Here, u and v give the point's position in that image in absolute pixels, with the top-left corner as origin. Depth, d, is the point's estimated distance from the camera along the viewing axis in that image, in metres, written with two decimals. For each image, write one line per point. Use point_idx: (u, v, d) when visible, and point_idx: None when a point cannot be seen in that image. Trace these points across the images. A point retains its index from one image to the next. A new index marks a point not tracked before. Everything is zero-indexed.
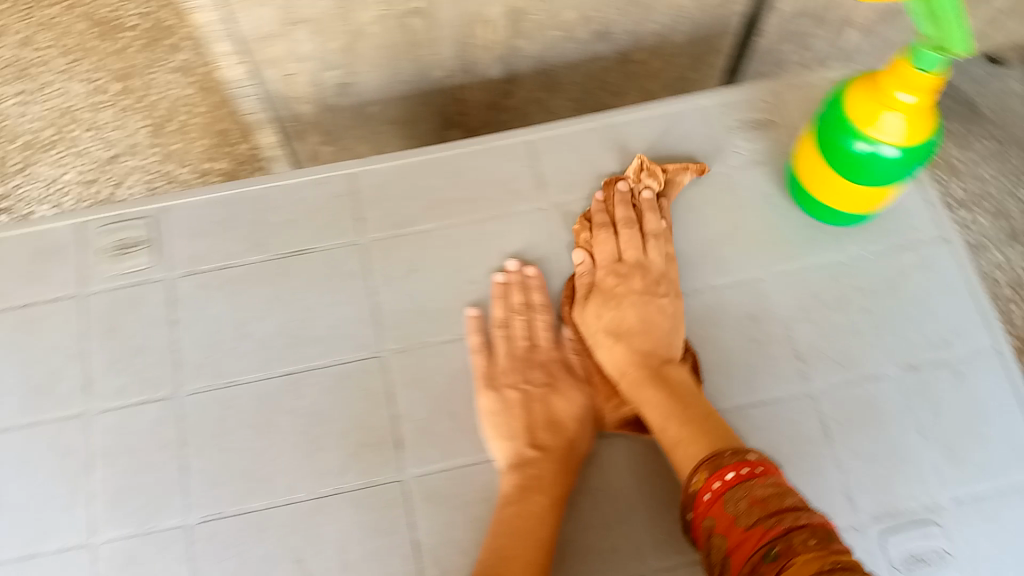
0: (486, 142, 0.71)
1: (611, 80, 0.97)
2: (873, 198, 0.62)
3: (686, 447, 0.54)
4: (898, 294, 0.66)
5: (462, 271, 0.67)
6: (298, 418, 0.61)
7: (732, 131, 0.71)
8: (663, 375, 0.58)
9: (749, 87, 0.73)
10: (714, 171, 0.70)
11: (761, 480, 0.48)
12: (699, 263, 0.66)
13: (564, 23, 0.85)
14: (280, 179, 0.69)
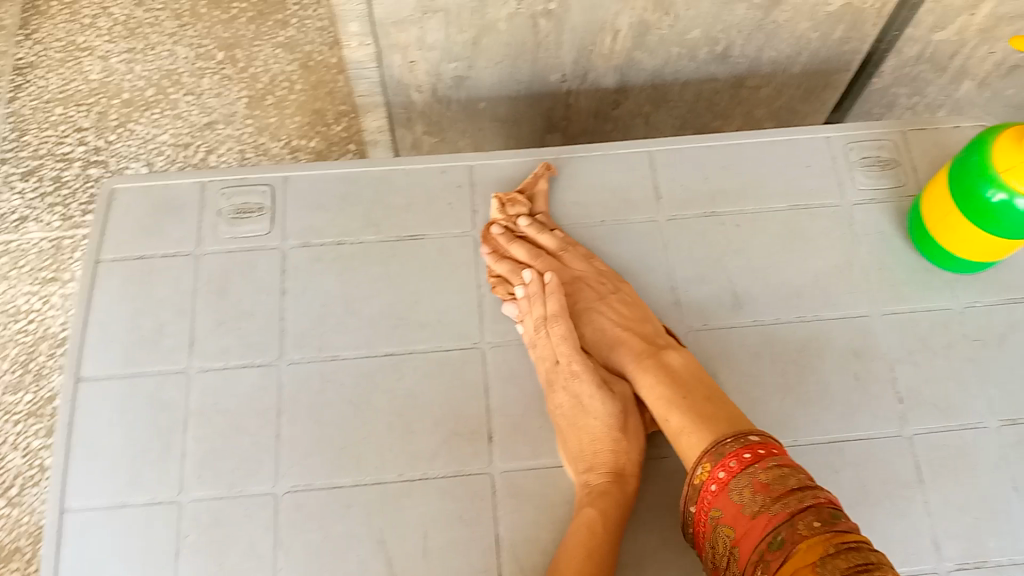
0: (604, 150, 0.71)
1: (720, 102, 0.96)
2: (998, 251, 0.60)
3: (690, 434, 0.53)
4: (1006, 345, 0.64)
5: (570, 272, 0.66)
6: (394, 399, 0.61)
7: (854, 167, 0.70)
8: (658, 369, 0.58)
9: (877, 126, 0.72)
10: (830, 203, 0.69)
11: (763, 464, 0.48)
12: (806, 294, 0.65)
13: (687, 41, 0.86)
14: (401, 164, 0.70)
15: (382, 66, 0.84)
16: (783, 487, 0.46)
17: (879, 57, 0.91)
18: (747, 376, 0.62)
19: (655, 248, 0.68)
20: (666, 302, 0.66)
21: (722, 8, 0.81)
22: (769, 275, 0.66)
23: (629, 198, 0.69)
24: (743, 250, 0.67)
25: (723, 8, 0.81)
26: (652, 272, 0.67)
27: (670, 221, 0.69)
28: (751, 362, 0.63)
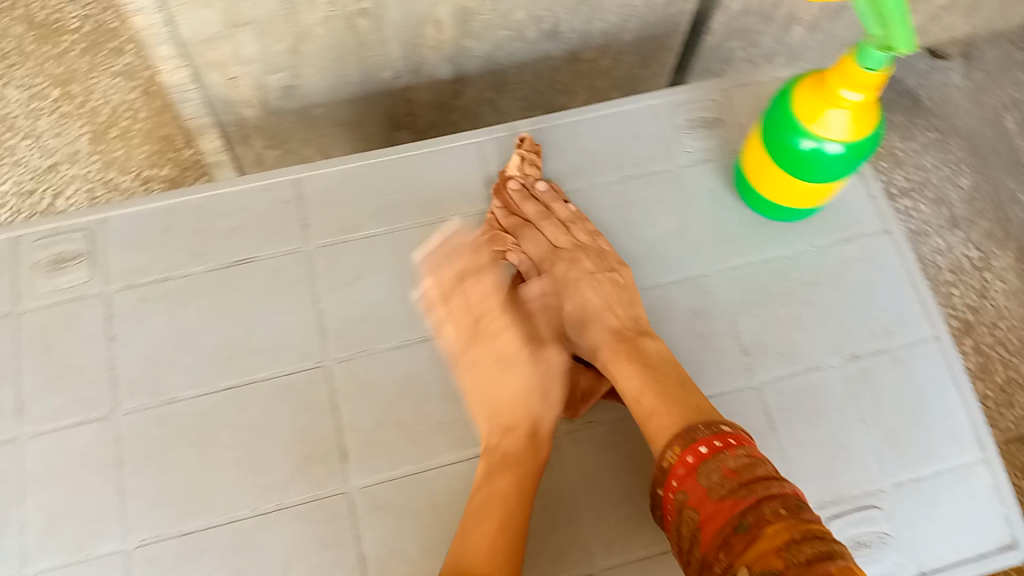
0: (434, 145, 0.69)
1: (560, 79, 0.96)
2: (817, 193, 0.61)
3: (660, 416, 0.53)
4: (840, 284, 0.65)
5: (408, 275, 0.65)
6: (239, 432, 0.59)
7: (680, 130, 0.70)
8: (637, 349, 0.58)
9: (699, 87, 0.72)
10: (661, 168, 0.69)
11: (733, 451, 0.48)
12: (646, 262, 0.66)
13: (513, 23, 0.85)
14: (224, 186, 0.67)
15: (203, 85, 0.81)
16: (752, 474, 0.46)
17: (706, 16, 0.91)
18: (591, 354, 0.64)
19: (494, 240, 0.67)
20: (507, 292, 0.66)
21: None
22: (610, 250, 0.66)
23: (463, 189, 0.68)
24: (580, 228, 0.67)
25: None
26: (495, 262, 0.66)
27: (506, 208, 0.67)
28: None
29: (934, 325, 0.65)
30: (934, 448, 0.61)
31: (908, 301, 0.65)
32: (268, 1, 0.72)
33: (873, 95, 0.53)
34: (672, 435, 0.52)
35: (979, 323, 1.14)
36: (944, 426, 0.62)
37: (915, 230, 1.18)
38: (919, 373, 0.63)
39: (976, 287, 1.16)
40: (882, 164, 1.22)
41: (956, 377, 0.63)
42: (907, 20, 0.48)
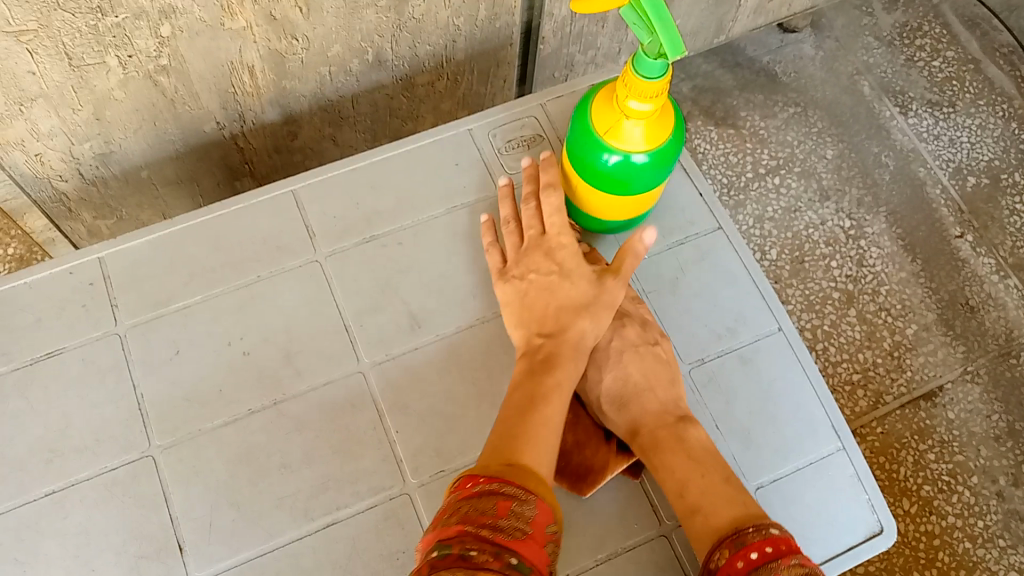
0: (248, 200, 0.65)
1: (400, 107, 0.92)
2: (634, 203, 0.62)
3: (709, 514, 0.54)
4: (678, 288, 0.68)
5: (233, 342, 0.60)
6: (64, 543, 0.54)
7: (500, 153, 0.69)
8: (688, 438, 0.59)
9: (514, 108, 0.72)
10: (487, 194, 0.67)
11: (787, 560, 0.47)
12: (483, 292, 0.63)
13: (333, 58, 0.81)
14: (23, 276, 0.63)
15: (5, 167, 0.75)
16: None
17: (536, 24, 0.90)
18: (438, 397, 0.59)
19: (321, 290, 0.62)
20: (343, 345, 0.60)
21: (350, 18, 0.77)
22: (444, 283, 0.63)
23: (282, 242, 0.63)
24: (411, 266, 0.64)
25: (351, 17, 0.77)
26: (323, 314, 0.61)
27: (329, 256, 0.63)
28: (440, 378, 0.60)
29: (778, 318, 0.68)
30: (791, 444, 0.63)
31: (751, 297, 0.68)
32: (52, 72, 0.67)
33: (660, 102, 0.55)
34: (723, 539, 0.52)
35: (860, 291, 1.16)
36: (798, 416, 0.64)
37: (787, 206, 1.20)
38: (765, 370, 0.66)
39: (854, 256, 1.18)
40: (747, 145, 1.24)
41: (806, 366, 0.66)
42: (669, 26, 0.50)
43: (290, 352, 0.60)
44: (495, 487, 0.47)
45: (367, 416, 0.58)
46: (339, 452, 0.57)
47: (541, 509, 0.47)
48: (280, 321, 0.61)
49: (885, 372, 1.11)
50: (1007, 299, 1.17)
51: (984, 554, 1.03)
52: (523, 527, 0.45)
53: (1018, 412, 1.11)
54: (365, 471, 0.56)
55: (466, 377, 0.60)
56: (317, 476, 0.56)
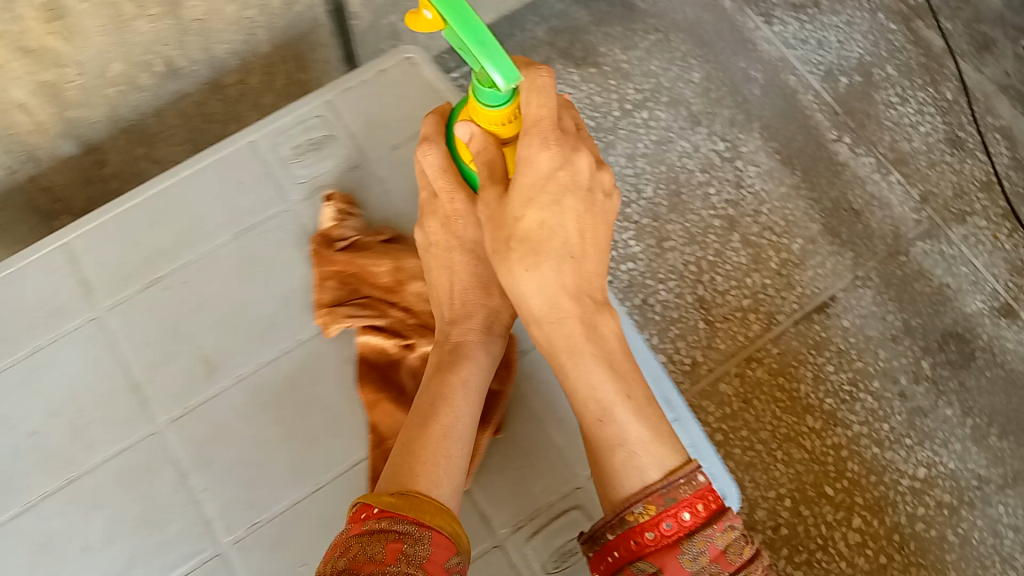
0: (27, 262, 0.67)
1: (216, 111, 0.86)
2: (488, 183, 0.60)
3: (639, 459, 0.53)
4: None
5: (17, 425, 0.62)
6: None
7: (287, 161, 0.71)
8: (597, 344, 0.55)
9: (298, 106, 0.73)
10: (276, 211, 0.69)
11: (720, 527, 0.51)
12: (283, 319, 0.65)
13: (117, 77, 0.75)
14: None
15: None
16: (739, 560, 0.51)
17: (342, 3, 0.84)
18: (241, 442, 0.61)
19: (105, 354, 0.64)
20: (132, 407, 0.62)
21: (120, 33, 0.71)
22: (234, 316, 0.66)
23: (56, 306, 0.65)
24: (201, 302, 0.66)
25: (120, 32, 0.71)
26: (110, 379, 0.63)
27: (107, 312, 0.65)
28: (242, 424, 0.62)
29: None
30: None
31: None
32: None
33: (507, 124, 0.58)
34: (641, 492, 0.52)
35: (741, 215, 1.13)
36: None
37: (658, 139, 1.17)
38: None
39: (731, 179, 1.15)
40: (611, 82, 1.20)
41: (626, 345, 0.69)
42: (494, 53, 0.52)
43: (78, 426, 0.62)
44: (385, 524, 0.48)
45: (166, 480, 0.60)
46: (143, 523, 0.59)
47: (438, 538, 0.49)
48: (65, 394, 0.63)
49: (776, 293, 1.10)
50: (891, 197, 1.16)
51: (893, 457, 1.04)
52: (414, 572, 0.45)
53: (912, 310, 1.10)
54: (173, 536, 0.58)
55: (273, 414, 0.62)
56: (123, 550, 0.58)
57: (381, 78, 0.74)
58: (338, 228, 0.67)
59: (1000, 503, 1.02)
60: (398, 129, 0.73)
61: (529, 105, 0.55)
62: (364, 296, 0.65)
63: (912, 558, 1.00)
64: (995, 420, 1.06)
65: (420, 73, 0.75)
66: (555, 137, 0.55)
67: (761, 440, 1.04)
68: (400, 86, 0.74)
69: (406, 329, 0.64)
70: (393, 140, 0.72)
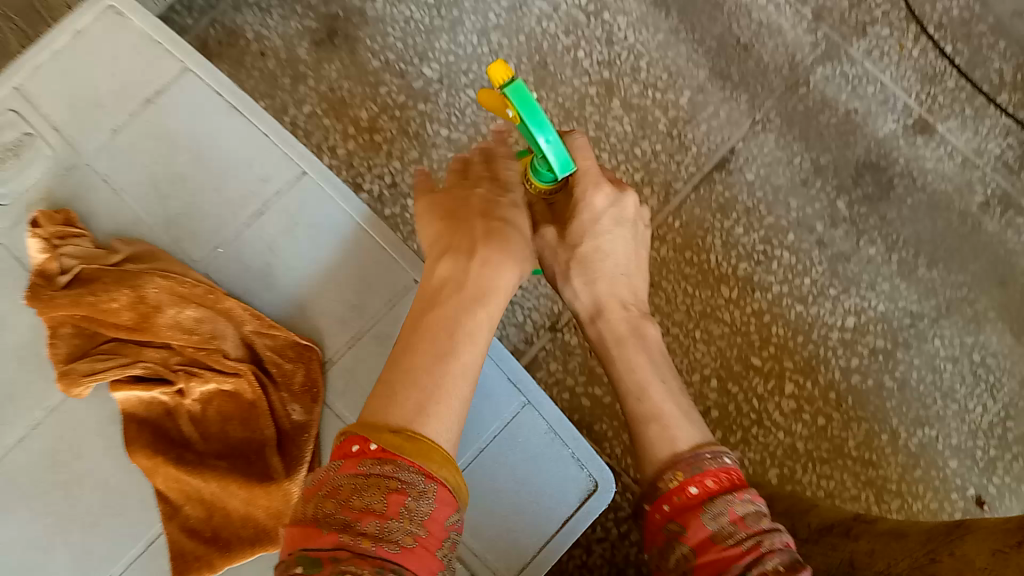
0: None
1: None
2: None
3: (669, 429, 0.56)
4: (274, 278, 0.62)
5: None
6: None
7: None
8: (647, 349, 0.62)
9: None
10: None
11: (740, 495, 0.51)
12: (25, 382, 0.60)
13: None
14: None
15: None
16: (755, 525, 0.50)
17: None
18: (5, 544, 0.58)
19: None
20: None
21: None
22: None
23: None
24: None
25: None
26: None
27: None
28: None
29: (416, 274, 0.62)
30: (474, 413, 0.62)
31: (367, 254, 0.62)
32: None
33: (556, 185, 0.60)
34: (679, 459, 0.54)
35: (619, 76, 0.99)
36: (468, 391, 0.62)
37: (510, 3, 1.00)
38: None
39: (600, 36, 1.00)
40: None
41: None
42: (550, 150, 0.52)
43: None
44: (388, 469, 0.43)
45: None
46: None
47: (442, 493, 0.44)
48: None
49: (669, 159, 0.98)
50: (782, 21, 1.02)
51: (819, 312, 0.96)
52: (412, 532, 0.41)
53: (820, 147, 1.00)
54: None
55: (35, 501, 0.58)
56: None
57: (82, 42, 0.64)
58: (53, 260, 0.58)
59: (935, 336, 0.95)
60: (113, 103, 0.64)
61: (578, 156, 0.62)
62: (110, 339, 0.59)
63: (852, 414, 0.93)
64: (922, 250, 0.98)
65: (127, 21, 0.65)
66: (606, 182, 0.63)
67: (677, 322, 0.94)
68: (111, 49, 0.65)
69: (168, 372, 0.58)
70: (110, 122, 0.64)
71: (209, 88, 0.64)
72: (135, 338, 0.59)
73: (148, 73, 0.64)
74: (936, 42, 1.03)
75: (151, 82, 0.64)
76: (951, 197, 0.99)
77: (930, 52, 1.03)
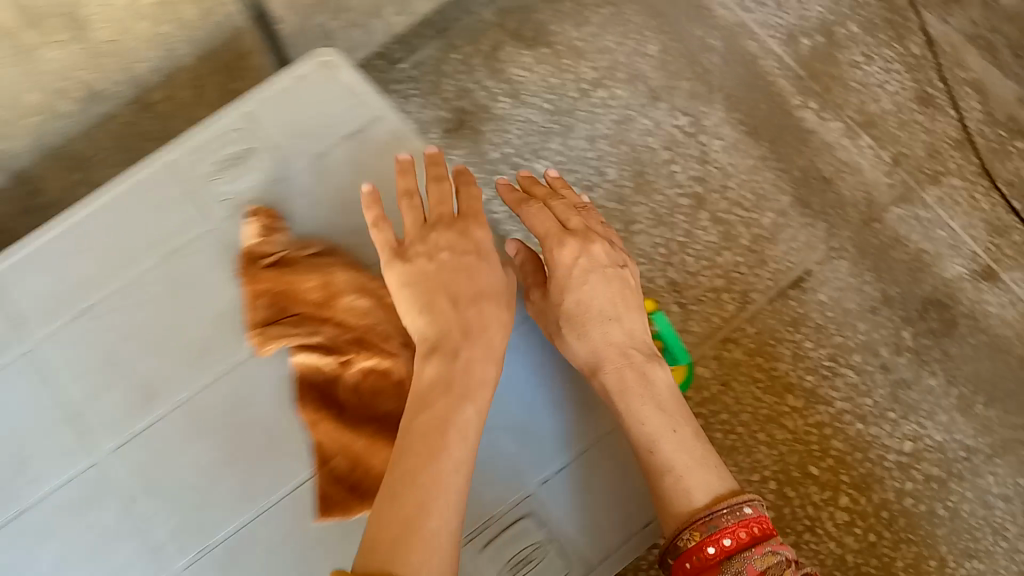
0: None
1: (147, 128, 0.84)
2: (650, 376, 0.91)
3: (696, 472, 0.62)
4: None
5: None
6: None
7: (210, 179, 0.65)
8: (639, 380, 0.65)
9: (208, 124, 0.66)
10: (199, 232, 0.63)
11: (758, 550, 0.57)
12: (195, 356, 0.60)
13: (34, 106, 0.74)
14: None
15: None
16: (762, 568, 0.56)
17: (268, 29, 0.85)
18: (187, 474, 0.58)
19: (38, 384, 0.60)
20: (72, 439, 0.59)
21: (24, 62, 0.70)
22: (154, 354, 0.60)
23: None
24: (132, 332, 0.61)
25: (45, 110, 0.75)
26: (48, 388, 0.60)
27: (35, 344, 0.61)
28: (188, 450, 0.58)
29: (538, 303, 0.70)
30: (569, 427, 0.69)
31: None
32: None
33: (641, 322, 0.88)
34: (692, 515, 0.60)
35: (710, 192, 1.09)
36: None
37: (618, 118, 1.12)
38: None
39: (696, 154, 1.11)
40: (565, 62, 1.15)
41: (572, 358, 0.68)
42: None
43: (22, 459, 0.59)
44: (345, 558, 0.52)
45: (112, 508, 0.58)
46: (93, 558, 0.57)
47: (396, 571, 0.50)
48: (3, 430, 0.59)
49: (748, 271, 1.06)
50: (862, 162, 1.12)
51: (878, 432, 1.01)
52: None
53: (890, 279, 1.07)
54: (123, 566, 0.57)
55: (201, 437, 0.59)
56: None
57: (300, 88, 0.68)
58: (264, 246, 0.62)
59: (989, 473, 1.00)
60: (323, 135, 0.67)
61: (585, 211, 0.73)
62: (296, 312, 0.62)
63: (902, 534, 0.97)
64: (981, 387, 1.03)
65: (340, 74, 0.69)
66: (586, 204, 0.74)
67: (742, 422, 1.01)
68: (320, 90, 0.68)
69: (340, 344, 0.60)
70: (317, 147, 0.67)
71: (405, 134, 0.68)
72: (320, 313, 0.62)
73: (350, 115, 0.68)
74: (1007, 198, 1.11)
75: (349, 122, 0.68)
76: (1012, 342, 1.05)
77: (1000, 208, 1.10)
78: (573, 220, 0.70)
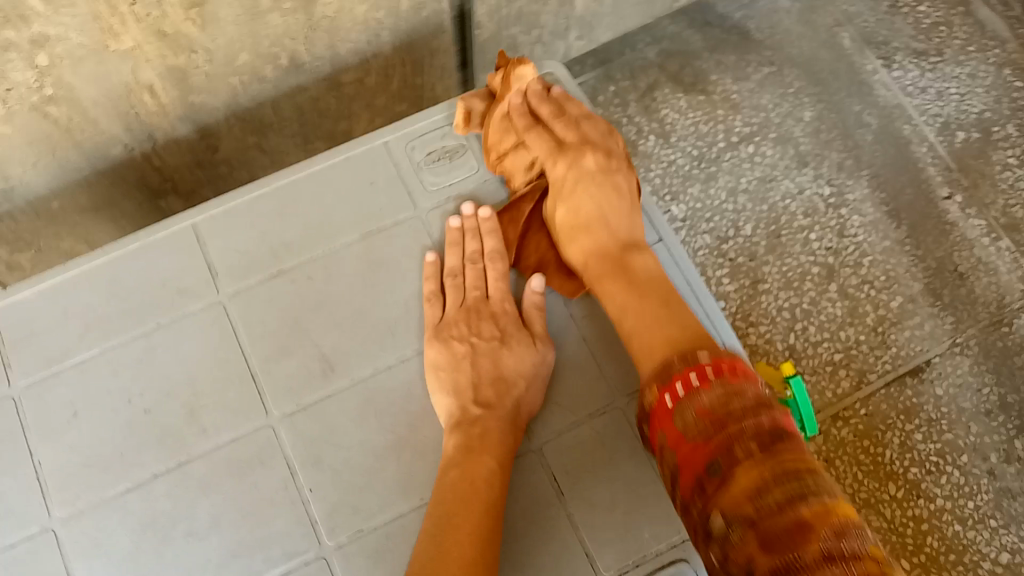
0: (117, 250, 0.66)
1: (328, 107, 0.87)
2: None
3: (655, 331, 0.59)
4: None
5: (133, 399, 0.61)
6: None
7: (420, 166, 0.71)
8: (630, 264, 0.63)
9: (429, 116, 0.73)
10: (403, 216, 0.69)
11: (706, 388, 0.50)
12: (382, 335, 0.64)
13: (243, 67, 0.74)
14: (8, 295, 0.65)
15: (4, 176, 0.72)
16: (721, 411, 0.49)
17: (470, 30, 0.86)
18: (353, 448, 0.60)
19: (226, 335, 0.64)
20: (248, 398, 0.62)
21: (251, 25, 0.70)
22: (345, 323, 0.64)
23: (182, 285, 0.65)
24: (321, 303, 0.65)
25: (254, 77, 0.77)
26: (237, 339, 0.64)
27: (229, 298, 0.65)
28: (357, 428, 0.61)
29: (725, 337, 0.66)
30: None
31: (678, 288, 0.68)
32: (20, 71, 0.62)
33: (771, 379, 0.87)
34: (657, 375, 0.55)
35: (842, 265, 1.09)
36: None
37: (762, 175, 1.13)
38: None
39: (834, 227, 1.11)
40: (719, 112, 1.17)
41: None
42: None
43: (195, 408, 0.61)
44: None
45: (278, 473, 0.59)
46: (251, 515, 0.58)
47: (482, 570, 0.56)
48: (182, 373, 0.62)
49: (869, 351, 1.05)
50: (999, 263, 1.09)
51: (975, 538, 0.96)
52: None
53: (1011, 385, 1.03)
54: (278, 533, 0.57)
55: (378, 416, 0.61)
56: (225, 543, 0.57)
57: None
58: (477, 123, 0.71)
59: None
60: None
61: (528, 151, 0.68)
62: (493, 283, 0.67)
63: None
64: None
65: None
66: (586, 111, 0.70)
67: None
68: None
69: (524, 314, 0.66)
70: None
71: None
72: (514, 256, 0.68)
73: None
74: None
75: None
76: None
77: None
78: (563, 132, 0.68)
